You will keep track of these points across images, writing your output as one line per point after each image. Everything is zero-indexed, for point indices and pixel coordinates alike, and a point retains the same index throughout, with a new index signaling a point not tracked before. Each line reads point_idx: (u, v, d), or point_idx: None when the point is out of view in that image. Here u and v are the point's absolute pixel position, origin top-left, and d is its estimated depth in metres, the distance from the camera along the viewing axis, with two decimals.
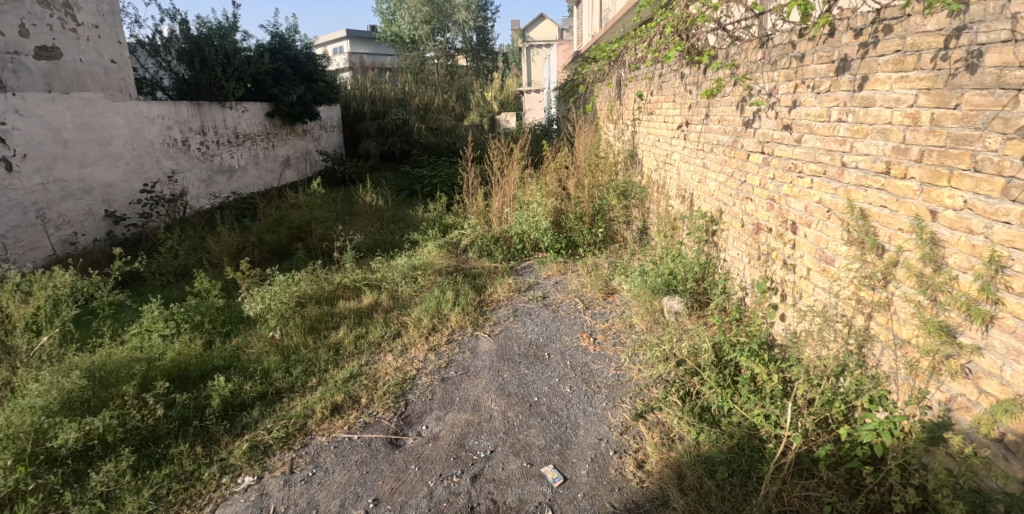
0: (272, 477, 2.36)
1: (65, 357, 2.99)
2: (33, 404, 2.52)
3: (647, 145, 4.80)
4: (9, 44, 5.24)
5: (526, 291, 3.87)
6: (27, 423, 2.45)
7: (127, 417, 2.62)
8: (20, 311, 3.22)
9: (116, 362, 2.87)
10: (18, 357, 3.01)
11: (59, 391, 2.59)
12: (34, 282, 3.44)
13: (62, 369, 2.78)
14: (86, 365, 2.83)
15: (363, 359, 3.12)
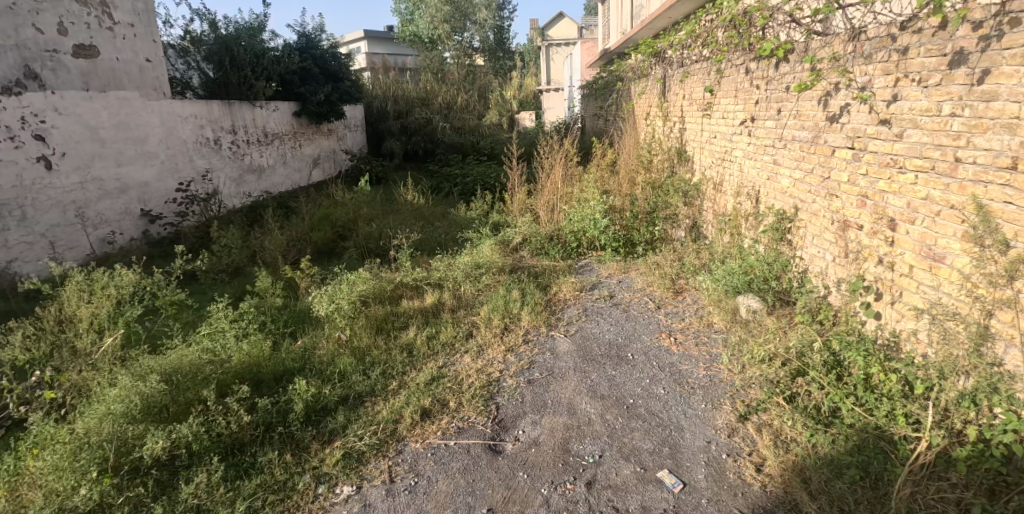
0: (372, 486, 2.22)
1: (136, 360, 2.86)
2: (113, 411, 2.40)
3: (698, 141, 4.69)
4: (48, 42, 5.30)
5: (590, 290, 3.77)
6: (108, 432, 2.34)
7: (210, 424, 2.48)
8: (84, 312, 3.11)
9: (192, 363, 2.73)
10: (87, 361, 2.90)
11: (140, 398, 2.47)
12: (94, 281, 3.31)
13: (138, 373, 2.66)
14: (162, 367, 2.67)
15: (440, 360, 3.00)
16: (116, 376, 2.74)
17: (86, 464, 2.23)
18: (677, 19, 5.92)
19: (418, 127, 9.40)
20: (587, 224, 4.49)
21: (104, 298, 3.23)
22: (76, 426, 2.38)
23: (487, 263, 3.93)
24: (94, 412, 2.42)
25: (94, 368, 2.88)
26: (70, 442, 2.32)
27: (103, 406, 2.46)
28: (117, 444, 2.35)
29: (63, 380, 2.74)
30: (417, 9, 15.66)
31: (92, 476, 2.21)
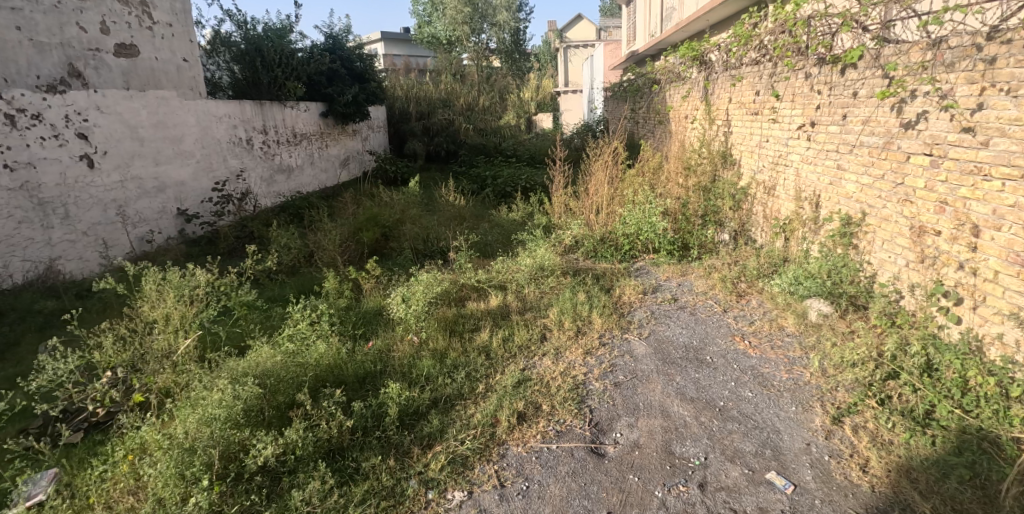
0: (483, 491, 2.18)
1: (223, 363, 2.82)
2: (215, 416, 2.30)
3: (745, 145, 4.70)
4: (91, 41, 5.35)
5: (652, 293, 3.81)
6: (214, 435, 2.25)
7: (312, 428, 2.39)
8: (159, 312, 3.04)
9: (282, 364, 2.66)
10: (167, 362, 2.87)
11: (239, 401, 2.37)
12: (166, 281, 3.21)
13: (230, 375, 2.60)
14: (254, 370, 2.61)
15: (521, 363, 2.99)
16: (213, 371, 2.78)
17: (191, 471, 2.14)
18: (715, 22, 5.97)
19: (441, 127, 9.40)
20: (639, 226, 4.50)
21: (177, 296, 3.14)
22: (174, 431, 2.30)
23: (548, 265, 3.93)
24: (192, 416, 2.34)
25: (181, 369, 2.86)
26: (172, 448, 2.23)
27: (200, 408, 2.38)
28: (218, 448, 2.25)
29: (155, 383, 2.76)
30: (435, 11, 15.77)
31: (201, 481, 2.14)
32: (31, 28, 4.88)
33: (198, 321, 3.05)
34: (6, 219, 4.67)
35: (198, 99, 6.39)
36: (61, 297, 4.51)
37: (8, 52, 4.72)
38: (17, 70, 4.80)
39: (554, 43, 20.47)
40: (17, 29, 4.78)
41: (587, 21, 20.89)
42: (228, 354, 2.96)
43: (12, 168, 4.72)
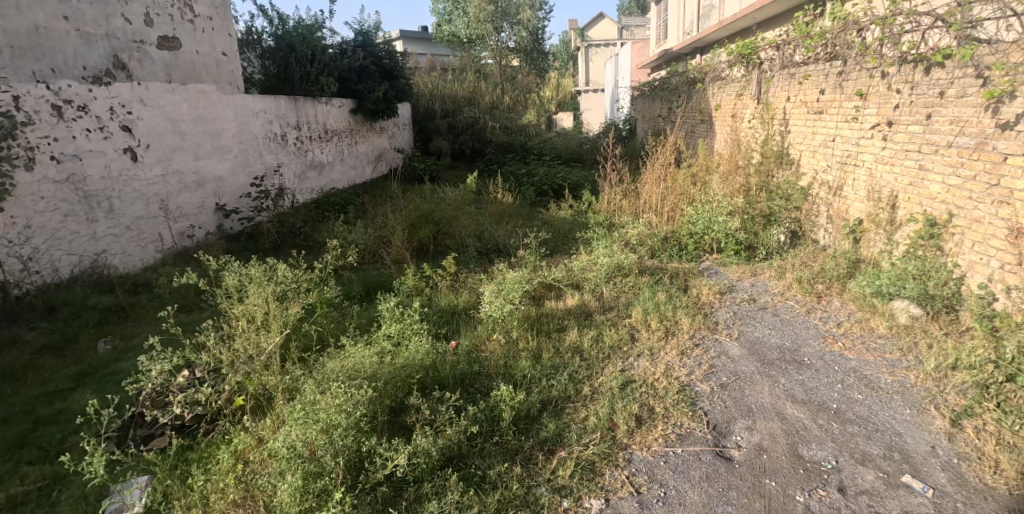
0: (620, 498, 2.11)
1: (321, 362, 2.64)
2: (336, 423, 2.07)
3: (806, 145, 4.61)
4: (135, 33, 5.34)
5: (729, 293, 3.76)
6: (339, 442, 2.03)
7: (435, 432, 2.23)
8: (240, 309, 2.80)
9: (389, 364, 2.50)
10: (258, 363, 2.66)
11: (357, 407, 2.16)
12: (246, 276, 2.98)
13: (331, 375, 2.44)
14: (359, 372, 2.43)
15: (618, 364, 2.93)
16: (312, 370, 2.63)
17: (318, 485, 1.94)
18: (762, 20, 5.89)
19: (466, 126, 9.32)
20: (704, 227, 4.44)
21: (260, 289, 2.90)
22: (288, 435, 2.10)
23: (624, 265, 3.85)
24: (305, 420, 2.12)
25: (276, 369, 2.67)
26: (291, 457, 2.03)
27: (312, 410, 2.18)
28: (336, 454, 2.04)
29: (254, 385, 2.61)
30: (456, 10, 15.76)
31: (329, 486, 1.96)
32: (78, 18, 4.89)
33: (286, 317, 2.84)
34: (53, 211, 4.65)
35: (236, 93, 6.36)
36: (112, 292, 4.40)
37: (55, 42, 4.74)
38: (64, 60, 4.82)
39: (573, 42, 20.46)
40: (65, 20, 4.80)
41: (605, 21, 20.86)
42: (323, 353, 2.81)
43: (59, 160, 4.71)
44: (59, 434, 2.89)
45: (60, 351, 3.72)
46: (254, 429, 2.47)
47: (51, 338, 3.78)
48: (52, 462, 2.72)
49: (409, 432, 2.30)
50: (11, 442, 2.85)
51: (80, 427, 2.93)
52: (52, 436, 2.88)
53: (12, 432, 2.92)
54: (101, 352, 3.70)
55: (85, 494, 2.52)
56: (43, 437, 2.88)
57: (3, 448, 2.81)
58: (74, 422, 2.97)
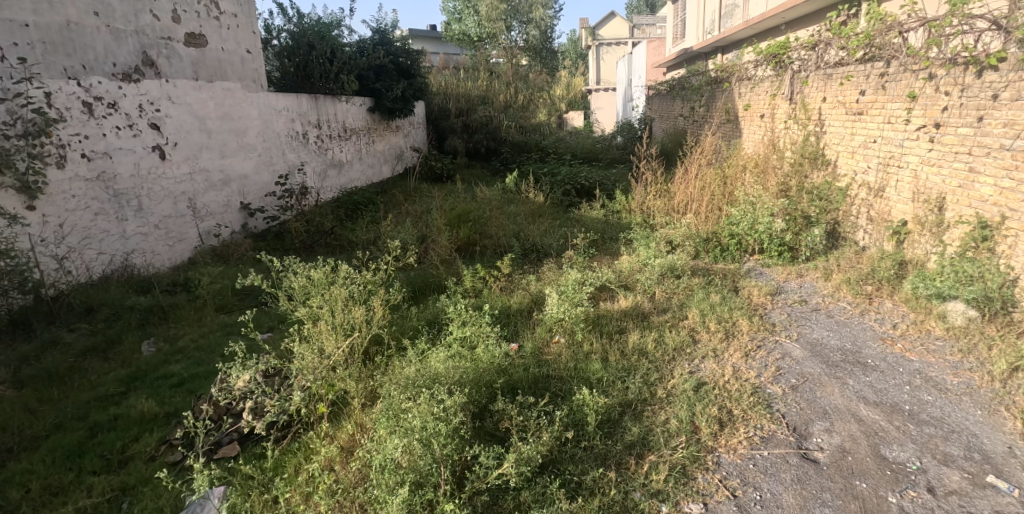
0: (718, 503, 2.12)
1: (393, 363, 2.60)
2: (435, 432, 2.00)
3: (844, 146, 4.61)
4: (164, 29, 5.27)
5: (780, 294, 3.76)
6: (438, 453, 1.96)
7: (526, 438, 2.17)
8: (305, 311, 2.72)
9: (472, 367, 2.45)
10: (332, 363, 2.56)
11: (452, 415, 2.09)
12: (308, 278, 2.91)
13: (412, 377, 2.37)
14: (446, 378, 2.35)
15: (685, 366, 2.94)
16: (387, 371, 2.57)
17: (425, 496, 1.88)
18: (791, 19, 5.90)
19: (481, 124, 9.29)
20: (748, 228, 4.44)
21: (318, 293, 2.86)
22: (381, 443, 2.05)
23: (676, 266, 3.84)
24: (398, 428, 2.05)
25: (349, 369, 2.59)
26: (384, 467, 1.95)
27: (402, 418, 2.12)
28: (433, 461, 1.97)
29: (330, 389, 2.51)
30: (467, 8, 15.76)
31: (429, 494, 1.90)
32: (108, 14, 4.81)
33: (355, 318, 2.75)
34: (84, 210, 4.60)
35: (260, 91, 6.32)
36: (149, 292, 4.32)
37: (86, 38, 4.67)
38: (95, 57, 4.74)
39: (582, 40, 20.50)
40: (96, 15, 4.72)
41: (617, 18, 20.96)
42: (393, 352, 2.78)
43: (90, 158, 4.66)
44: (120, 441, 2.70)
45: (105, 353, 3.60)
46: (334, 433, 2.39)
47: (94, 339, 3.66)
48: (118, 472, 2.54)
49: (498, 439, 2.23)
50: (70, 449, 2.67)
51: (142, 434, 2.75)
52: (112, 444, 2.69)
53: (68, 439, 2.74)
54: (146, 354, 3.56)
55: (160, 506, 2.33)
56: (102, 444, 2.69)
57: (62, 456, 2.63)
58: (135, 429, 2.77)
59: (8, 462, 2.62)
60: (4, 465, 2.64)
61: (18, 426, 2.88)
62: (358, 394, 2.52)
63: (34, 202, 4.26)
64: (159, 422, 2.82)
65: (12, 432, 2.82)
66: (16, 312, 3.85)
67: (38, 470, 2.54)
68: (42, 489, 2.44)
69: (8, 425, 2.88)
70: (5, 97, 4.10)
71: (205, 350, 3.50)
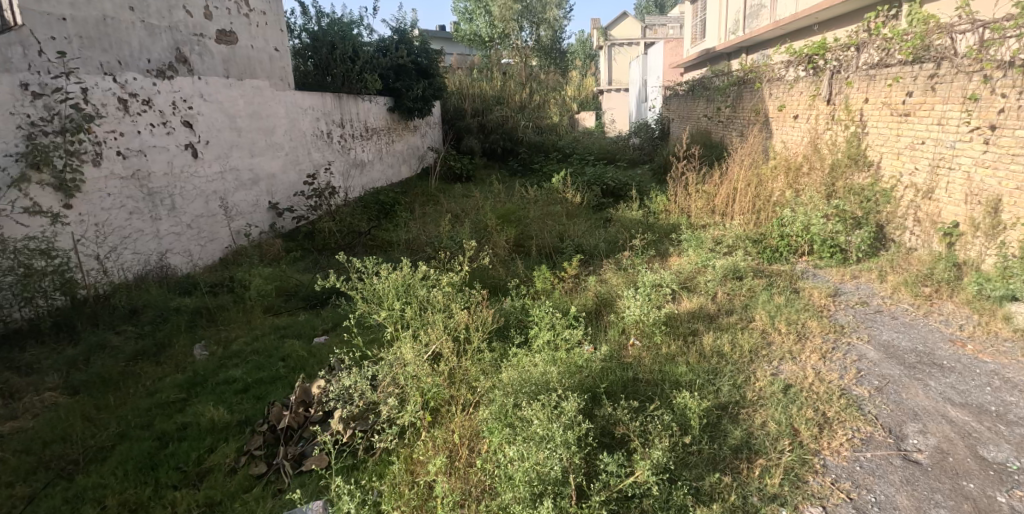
0: (836, 506, 2.12)
1: (489, 365, 2.49)
2: (562, 438, 1.87)
3: (889, 147, 4.59)
4: (196, 25, 5.17)
5: (840, 296, 3.75)
6: (569, 456, 1.82)
7: (647, 443, 2.10)
8: (387, 315, 2.62)
9: (574, 371, 2.34)
10: (426, 364, 2.42)
11: (574, 420, 1.98)
12: (385, 280, 2.79)
13: (514, 375, 2.26)
14: (556, 379, 2.20)
15: (767, 368, 2.92)
16: (485, 373, 2.44)
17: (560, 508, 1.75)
18: (824, 20, 5.90)
19: (497, 125, 9.25)
20: (802, 228, 4.42)
21: (396, 295, 2.75)
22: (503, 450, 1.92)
23: (738, 267, 3.82)
24: (518, 436, 1.95)
25: (442, 369, 2.45)
26: (506, 479, 1.85)
27: (519, 423, 2.01)
28: (564, 471, 1.83)
29: (428, 395, 2.35)
30: (478, 8, 15.83)
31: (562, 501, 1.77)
32: (143, 9, 4.70)
33: (442, 318, 2.63)
34: (119, 208, 4.47)
35: (287, 90, 6.23)
36: (191, 294, 4.19)
37: (121, 33, 4.55)
38: (130, 53, 4.62)
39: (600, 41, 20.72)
40: (131, 10, 4.60)
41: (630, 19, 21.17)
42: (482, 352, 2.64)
43: (125, 156, 4.55)
44: (195, 452, 2.46)
45: (156, 357, 3.41)
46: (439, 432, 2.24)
47: (144, 342, 3.47)
48: (198, 486, 2.29)
49: (609, 443, 2.14)
50: (142, 460, 2.45)
51: (217, 444, 2.50)
52: (187, 455, 2.45)
53: (137, 450, 2.51)
54: (200, 357, 3.35)
55: None
56: (176, 455, 2.46)
57: (135, 469, 2.41)
58: (209, 438, 2.53)
59: (76, 475, 2.43)
60: (72, 479, 2.44)
61: (80, 436, 2.68)
62: (458, 396, 2.37)
63: (71, 200, 4.14)
64: (233, 430, 2.57)
65: (75, 443, 2.63)
66: (59, 315, 3.76)
67: (110, 485, 2.32)
68: (119, 505, 2.22)
69: (68, 436, 2.69)
70: (42, 93, 4.00)
71: (264, 353, 3.28)
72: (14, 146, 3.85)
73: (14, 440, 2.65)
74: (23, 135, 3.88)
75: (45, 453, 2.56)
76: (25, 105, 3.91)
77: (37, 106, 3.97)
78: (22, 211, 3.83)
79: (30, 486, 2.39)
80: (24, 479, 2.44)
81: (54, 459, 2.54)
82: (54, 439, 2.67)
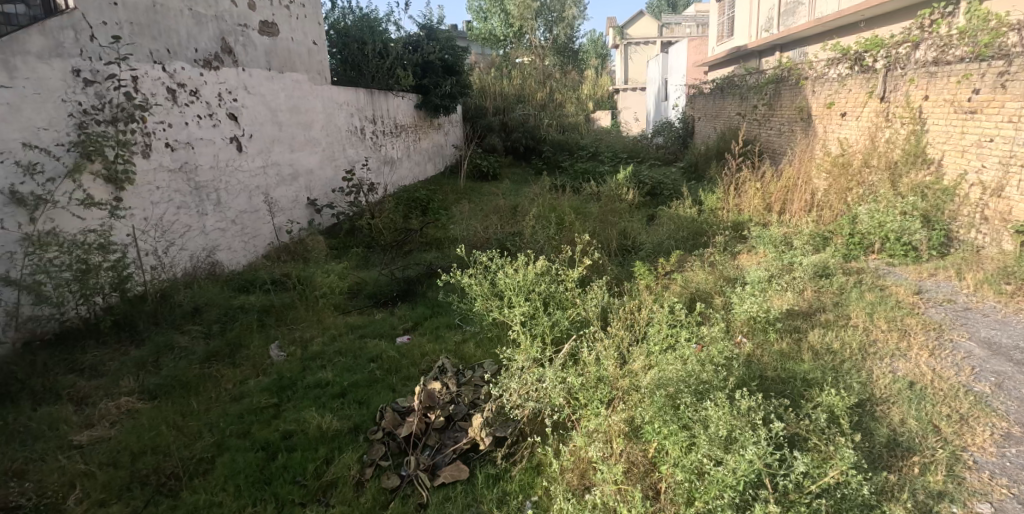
0: (1002, 501, 2.06)
1: (619, 355, 2.34)
2: (747, 437, 1.83)
3: (952, 145, 4.47)
4: (240, 16, 5.00)
5: (925, 294, 3.70)
6: (763, 457, 1.75)
7: (828, 440, 2.03)
8: (516, 314, 2.52)
9: (728, 366, 2.26)
10: (561, 364, 2.30)
11: (752, 418, 1.93)
12: (506, 279, 2.73)
13: (658, 365, 2.21)
14: (724, 378, 2.12)
15: (883, 365, 2.88)
16: (621, 362, 2.29)
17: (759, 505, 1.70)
18: (872, 17, 5.91)
19: (518, 123, 9.17)
20: (876, 225, 4.36)
21: (520, 292, 2.67)
22: (683, 452, 1.86)
23: (826, 265, 3.79)
24: (698, 432, 1.88)
25: (580, 364, 2.32)
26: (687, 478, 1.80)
27: (692, 423, 1.93)
28: (758, 473, 1.77)
29: (572, 397, 2.20)
30: (494, 7, 16.02)
31: (765, 503, 1.70)
32: None
33: (567, 317, 2.54)
34: (167, 202, 4.26)
35: (324, 84, 6.08)
36: (250, 293, 3.99)
37: (170, 21, 4.35)
38: (178, 41, 4.42)
39: (616, 39, 20.82)
40: None
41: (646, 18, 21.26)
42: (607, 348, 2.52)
43: (173, 148, 4.35)
44: (312, 463, 2.16)
45: (231, 358, 3.14)
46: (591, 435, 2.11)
47: (215, 342, 3.21)
48: (325, 503, 1.99)
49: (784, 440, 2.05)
50: (253, 475, 2.14)
51: (333, 455, 2.20)
52: (304, 467, 2.15)
53: (243, 462, 2.22)
54: (278, 359, 3.08)
55: None
56: (290, 468, 2.16)
57: (247, 484, 2.10)
58: (323, 448, 2.23)
59: (181, 493, 2.14)
60: (176, 497, 2.15)
61: (173, 447, 2.37)
62: (608, 389, 2.17)
63: (121, 193, 3.91)
64: (347, 439, 2.28)
65: (170, 455, 2.33)
66: (119, 314, 3.56)
67: (225, 503, 2.02)
68: None
69: (157, 446, 2.40)
70: (94, 79, 3.76)
71: (350, 353, 3.03)
72: (65, 135, 3.59)
73: (100, 452, 2.39)
74: (74, 124, 3.64)
75: (137, 466, 2.28)
76: (77, 92, 3.66)
77: (88, 93, 3.72)
78: (77, 204, 3.62)
79: (129, 505, 2.11)
80: (118, 497, 2.17)
81: (150, 474, 2.24)
82: (142, 451, 2.39)
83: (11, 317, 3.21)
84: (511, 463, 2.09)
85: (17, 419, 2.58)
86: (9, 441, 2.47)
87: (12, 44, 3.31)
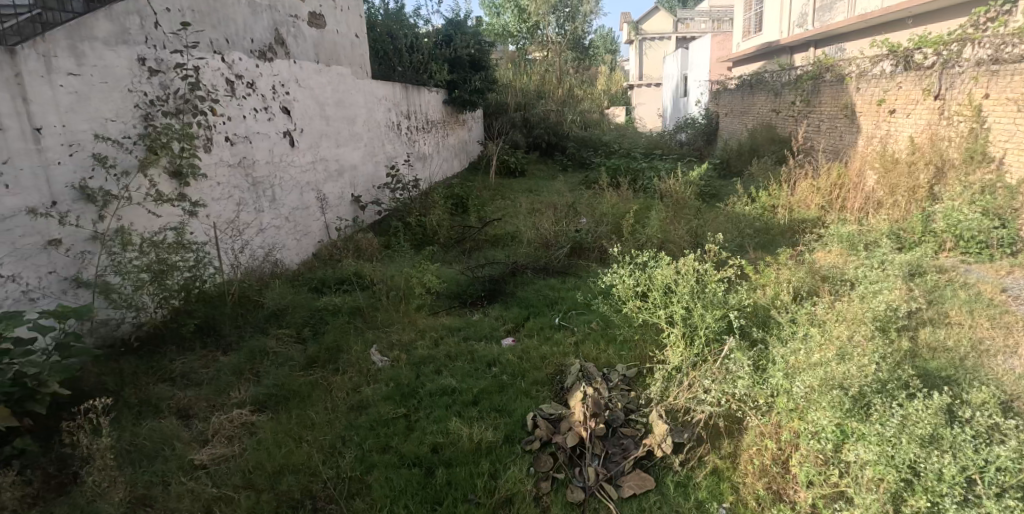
0: None
1: (777, 356, 2.32)
2: (946, 433, 1.83)
3: (1016, 143, 4.37)
4: (291, 6, 4.82)
5: (1013, 292, 3.69)
6: (977, 458, 1.73)
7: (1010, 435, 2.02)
8: (669, 314, 2.61)
9: (891, 361, 2.22)
10: (720, 367, 2.33)
11: (941, 413, 1.91)
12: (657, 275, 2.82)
13: (824, 357, 2.13)
14: (895, 375, 2.10)
15: (1004, 363, 2.86)
16: (783, 361, 2.27)
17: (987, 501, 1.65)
18: (920, 14, 5.95)
19: (542, 119, 9.08)
20: (948, 223, 4.35)
21: (663, 294, 2.74)
22: (887, 449, 1.79)
23: (918, 264, 3.78)
24: (897, 429, 1.83)
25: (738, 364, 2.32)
26: (897, 476, 1.76)
27: (886, 422, 1.90)
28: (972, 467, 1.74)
29: (742, 399, 2.21)
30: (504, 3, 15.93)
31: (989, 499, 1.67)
32: None
33: (713, 318, 2.52)
34: (228, 199, 4.05)
35: (365, 79, 5.92)
36: (323, 295, 3.84)
37: (228, 9, 4.13)
38: (235, 31, 4.20)
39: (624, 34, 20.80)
40: None
41: (656, 12, 21.18)
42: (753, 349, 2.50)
43: (232, 142, 4.13)
44: (480, 479, 2.05)
45: (332, 364, 3.00)
46: (769, 433, 2.11)
47: (312, 348, 3.06)
48: None
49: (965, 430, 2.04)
50: (420, 493, 2.03)
51: (498, 469, 2.10)
52: (472, 483, 2.04)
53: (402, 480, 2.09)
54: (383, 364, 2.96)
55: None
56: (457, 484, 2.05)
57: (418, 504, 1.99)
58: (484, 462, 2.12)
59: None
60: None
61: (313, 465, 2.21)
62: (778, 391, 2.16)
63: (186, 189, 3.69)
64: (504, 451, 2.18)
65: (313, 474, 2.17)
66: (197, 318, 3.37)
67: None
68: None
69: (295, 464, 2.22)
70: (160, 69, 3.52)
71: (461, 357, 2.92)
72: (132, 127, 3.33)
73: (231, 473, 2.21)
74: (140, 115, 3.38)
75: (280, 486, 2.11)
76: (143, 82, 3.41)
77: (153, 83, 3.47)
78: (147, 200, 3.39)
79: None
80: None
81: (301, 497, 2.07)
82: (278, 470, 2.22)
83: (87, 323, 3.00)
84: (690, 470, 2.07)
85: (125, 436, 2.39)
86: (123, 461, 2.28)
87: (81, 28, 3.04)
